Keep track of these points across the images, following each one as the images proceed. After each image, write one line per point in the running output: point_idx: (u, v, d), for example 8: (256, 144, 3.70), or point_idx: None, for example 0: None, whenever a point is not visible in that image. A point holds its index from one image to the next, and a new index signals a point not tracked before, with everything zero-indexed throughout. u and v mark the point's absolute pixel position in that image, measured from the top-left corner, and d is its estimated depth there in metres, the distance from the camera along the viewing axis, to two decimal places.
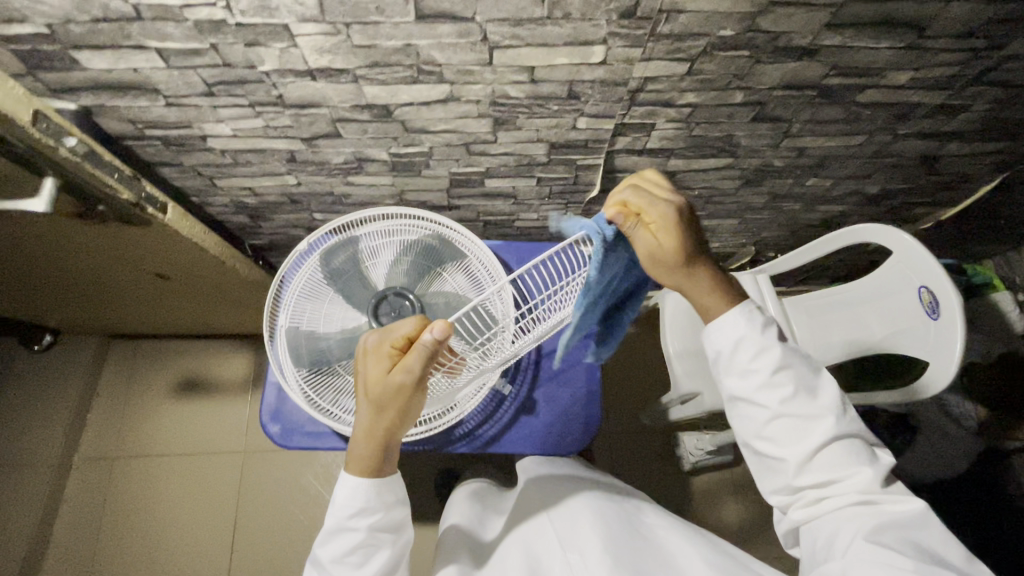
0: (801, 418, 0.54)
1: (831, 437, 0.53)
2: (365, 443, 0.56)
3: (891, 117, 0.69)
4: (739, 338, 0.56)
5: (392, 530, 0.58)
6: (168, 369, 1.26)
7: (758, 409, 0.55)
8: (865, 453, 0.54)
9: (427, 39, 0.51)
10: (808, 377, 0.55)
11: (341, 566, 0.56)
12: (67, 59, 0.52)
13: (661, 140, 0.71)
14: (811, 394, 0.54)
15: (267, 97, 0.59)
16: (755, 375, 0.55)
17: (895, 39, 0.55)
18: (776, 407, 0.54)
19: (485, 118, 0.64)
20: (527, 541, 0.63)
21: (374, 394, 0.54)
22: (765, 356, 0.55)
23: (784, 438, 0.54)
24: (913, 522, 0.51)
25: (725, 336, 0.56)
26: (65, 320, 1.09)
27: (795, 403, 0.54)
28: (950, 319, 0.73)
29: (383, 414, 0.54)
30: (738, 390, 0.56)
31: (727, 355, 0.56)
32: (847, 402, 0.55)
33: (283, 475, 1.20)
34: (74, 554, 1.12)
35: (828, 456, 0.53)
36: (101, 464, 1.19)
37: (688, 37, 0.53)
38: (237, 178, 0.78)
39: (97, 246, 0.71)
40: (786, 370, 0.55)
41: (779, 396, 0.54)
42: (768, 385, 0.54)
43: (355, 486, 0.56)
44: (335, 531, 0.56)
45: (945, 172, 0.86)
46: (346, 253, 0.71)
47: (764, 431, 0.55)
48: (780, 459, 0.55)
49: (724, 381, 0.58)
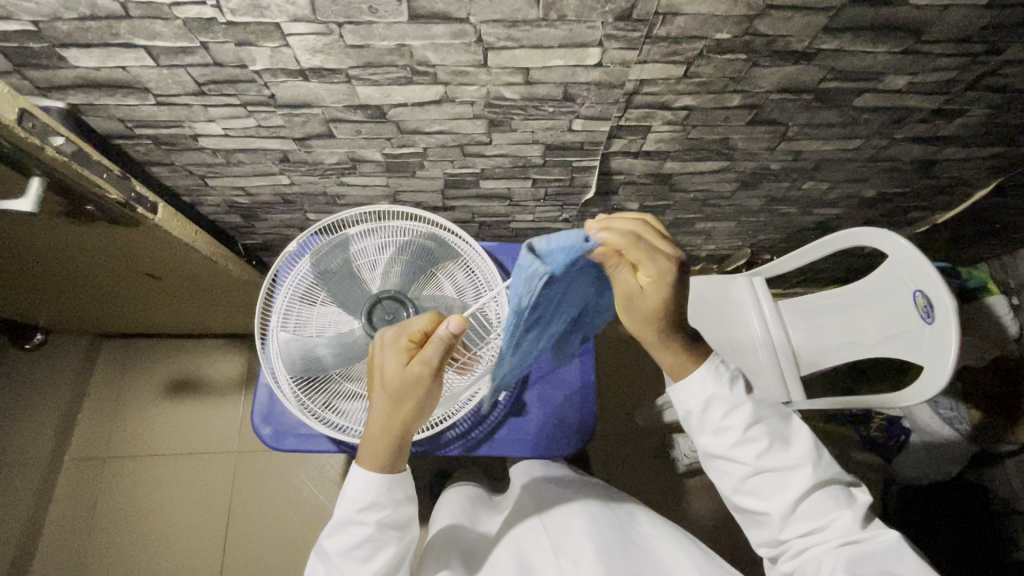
0: (779, 469, 0.55)
1: (811, 484, 0.54)
2: (381, 437, 0.54)
3: (887, 121, 0.69)
4: (709, 396, 0.57)
5: (399, 526, 0.57)
6: (160, 369, 1.25)
7: (735, 466, 0.56)
8: (841, 495, 0.55)
9: (420, 40, 0.51)
10: (780, 426, 0.56)
11: (348, 559, 0.55)
12: (54, 57, 0.52)
13: (657, 143, 0.71)
14: (784, 444, 0.56)
15: (258, 97, 0.58)
16: (729, 432, 0.56)
17: (892, 43, 0.54)
18: (754, 461, 0.55)
19: (480, 119, 0.64)
20: (520, 546, 0.63)
21: (391, 387, 0.53)
22: (737, 412, 0.56)
23: (765, 493, 0.55)
24: (890, 551, 0.50)
25: (695, 393, 0.57)
26: (56, 320, 1.08)
27: (771, 455, 0.55)
28: (945, 326, 0.73)
29: (399, 409, 0.53)
30: (714, 447, 0.57)
31: (700, 414, 0.57)
32: (819, 445, 0.56)
33: (276, 475, 1.19)
34: (63, 556, 1.11)
35: (809, 505, 0.54)
36: (92, 464, 1.18)
37: (685, 39, 0.52)
38: (230, 178, 0.77)
39: (87, 246, 0.70)
40: (758, 424, 0.56)
41: (755, 450, 0.55)
42: (744, 440, 0.55)
43: (368, 479, 0.55)
44: (342, 524, 0.56)
45: (941, 176, 0.86)
46: (340, 255, 0.70)
47: (744, 486, 0.56)
48: (766, 514, 0.55)
49: (700, 440, 0.58)
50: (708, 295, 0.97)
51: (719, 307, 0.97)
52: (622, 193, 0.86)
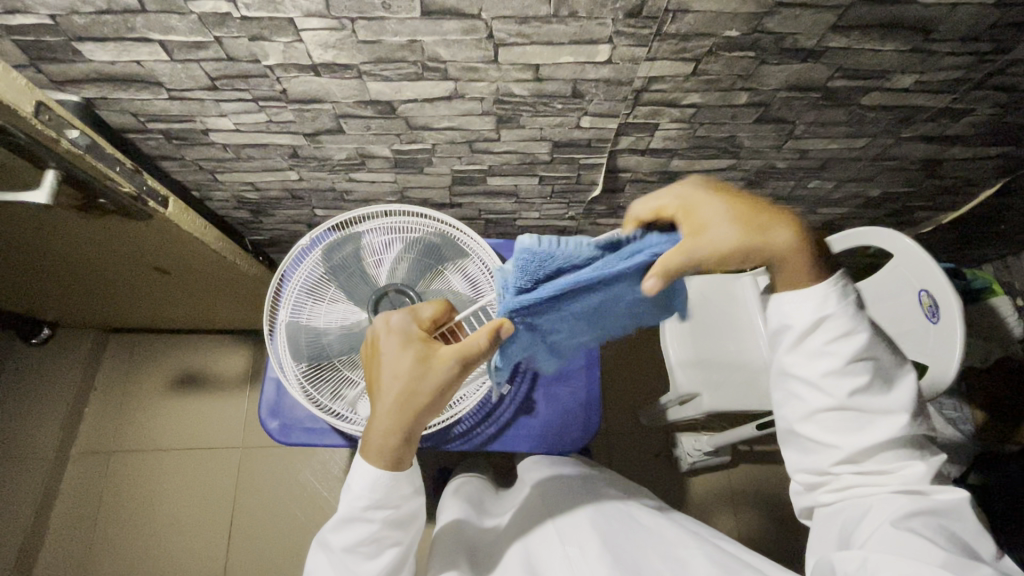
0: (867, 409, 0.54)
1: (895, 432, 0.53)
2: (392, 432, 0.54)
3: (894, 120, 0.69)
4: (822, 318, 0.54)
5: (404, 524, 0.58)
6: (167, 364, 1.26)
7: (820, 393, 0.55)
8: (917, 450, 0.54)
9: (432, 35, 0.51)
10: (887, 369, 0.54)
11: (353, 554, 0.56)
12: (70, 51, 0.52)
13: (664, 141, 0.71)
14: (884, 388, 0.54)
15: (270, 91, 0.59)
16: (828, 358, 0.54)
17: (899, 42, 0.55)
18: (844, 394, 0.54)
19: (489, 116, 0.64)
20: (528, 546, 0.62)
21: (406, 383, 0.53)
22: (845, 342, 0.54)
23: (840, 425, 0.55)
24: (951, 515, 0.50)
25: (806, 310, 0.55)
26: (64, 313, 1.09)
27: (865, 394, 0.53)
28: (949, 324, 0.74)
29: (411, 405, 0.53)
30: (803, 370, 0.56)
31: (804, 333, 0.55)
32: (920, 404, 0.54)
33: (281, 470, 1.20)
34: (69, 548, 1.12)
35: (882, 450, 0.54)
36: (99, 458, 1.18)
37: (694, 37, 0.53)
38: (240, 173, 0.78)
39: (98, 239, 0.71)
40: (866, 360, 0.54)
41: (851, 384, 0.53)
42: (841, 370, 0.54)
43: (378, 475, 0.55)
44: (348, 520, 0.56)
45: (947, 176, 0.87)
46: (348, 248, 0.71)
47: (820, 413, 0.55)
48: (832, 445, 0.55)
49: (788, 357, 0.57)
50: (713, 294, 0.98)
51: (723, 305, 0.98)
52: (629, 191, 0.86)
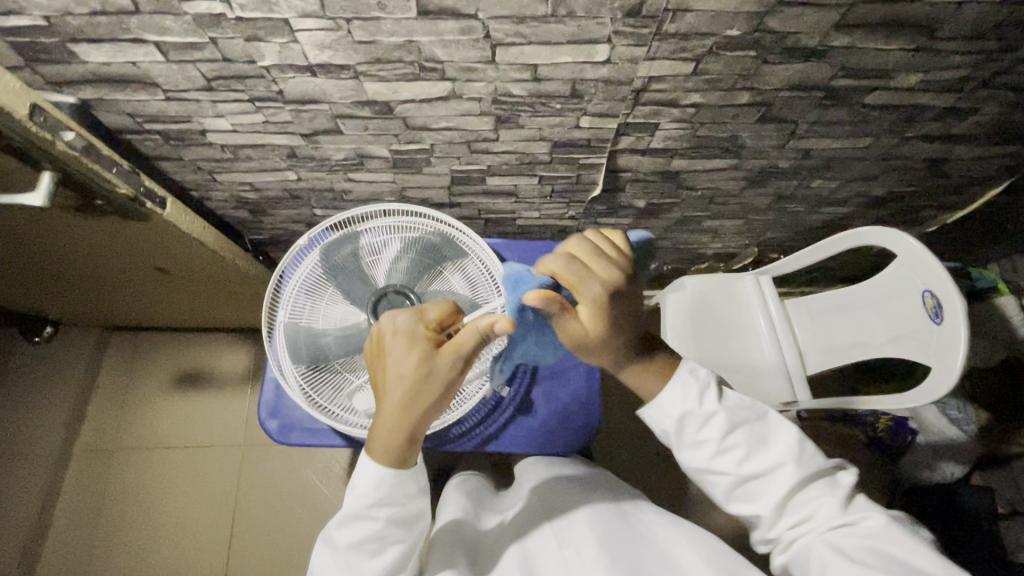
0: (761, 473, 0.56)
1: (793, 481, 0.55)
2: (399, 432, 0.54)
3: (899, 119, 0.68)
4: (684, 412, 0.58)
5: (410, 523, 0.57)
6: (169, 362, 1.26)
7: (720, 476, 0.58)
8: (825, 482, 0.56)
9: (428, 36, 0.50)
10: (758, 427, 0.57)
11: (358, 552, 0.55)
12: (65, 52, 0.52)
13: (665, 140, 0.71)
14: (764, 445, 0.57)
15: (266, 92, 0.59)
16: (707, 445, 0.57)
17: (905, 41, 0.54)
18: (735, 469, 0.57)
19: (487, 116, 0.64)
20: (527, 549, 0.62)
21: (415, 382, 0.53)
22: (710, 424, 0.57)
23: (753, 493, 0.57)
24: (879, 534, 0.51)
25: (669, 410, 0.59)
26: (66, 312, 1.09)
27: (752, 461, 0.56)
28: (953, 325, 0.73)
29: (419, 404, 0.53)
30: (697, 461, 0.59)
31: (677, 431, 0.59)
32: (801, 437, 0.57)
33: (281, 469, 1.20)
34: (72, 546, 1.13)
35: (792, 500, 0.55)
36: (101, 456, 1.19)
37: (695, 36, 0.52)
38: (238, 173, 0.77)
39: (96, 239, 0.71)
40: (735, 431, 0.57)
41: (735, 458, 0.57)
42: (721, 450, 0.57)
43: (381, 475, 0.55)
44: (354, 517, 0.55)
45: (952, 175, 0.86)
46: (347, 249, 0.71)
47: (732, 491, 0.58)
48: (753, 515, 0.57)
49: (682, 454, 0.60)
50: (714, 293, 0.98)
51: (726, 304, 0.98)
52: (629, 191, 0.85)
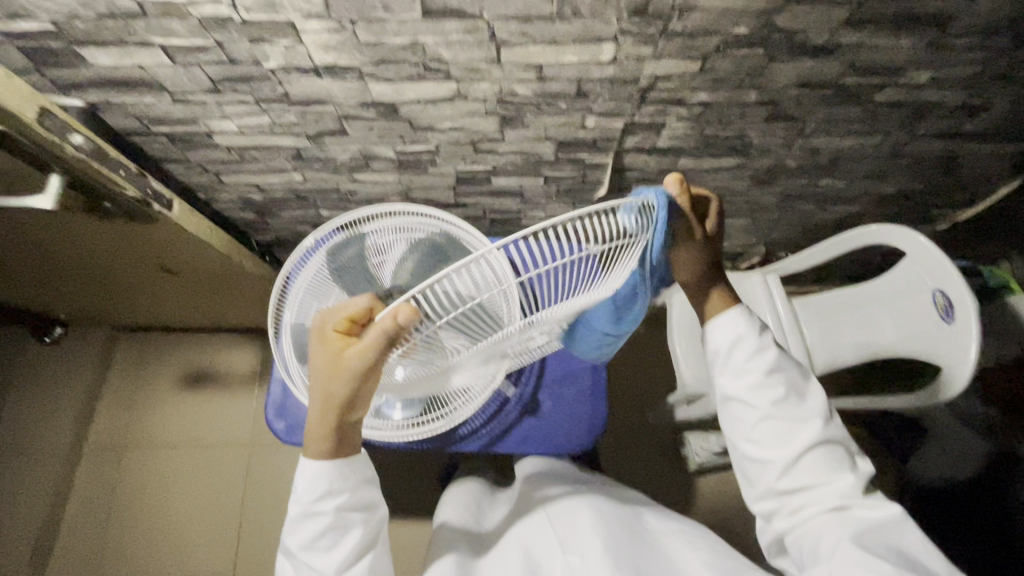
0: (790, 421, 0.55)
1: (817, 440, 0.53)
2: (321, 428, 0.54)
3: (909, 117, 0.68)
4: (738, 336, 0.57)
5: (362, 507, 0.58)
6: (177, 362, 1.27)
7: (748, 410, 0.56)
8: (845, 460, 0.54)
9: (433, 36, 0.50)
10: (798, 381, 0.57)
11: (313, 550, 0.56)
12: (72, 55, 0.52)
13: (671, 139, 0.70)
14: (801, 398, 0.56)
15: (272, 94, 0.59)
16: (750, 373, 0.56)
17: (915, 37, 0.53)
18: (767, 407, 0.55)
19: (493, 116, 0.63)
20: (529, 552, 0.61)
21: (325, 381, 0.51)
22: (760, 357, 0.56)
23: (773, 440, 0.55)
24: (887, 523, 0.51)
25: (726, 332, 0.58)
26: (76, 312, 1.10)
27: (785, 405, 0.55)
28: (965, 324, 0.72)
29: (331, 402, 0.51)
30: (732, 388, 0.57)
31: (726, 353, 0.57)
32: (832, 408, 0.56)
33: (288, 468, 1.21)
34: (82, 544, 1.14)
35: (809, 461, 0.53)
36: (110, 454, 1.20)
37: (701, 34, 0.51)
38: (244, 175, 0.78)
39: (104, 241, 0.71)
40: (779, 373, 0.56)
41: (771, 396, 0.55)
42: (761, 383, 0.55)
43: (317, 471, 0.55)
44: (302, 519, 0.56)
45: (963, 173, 0.84)
46: (353, 250, 0.71)
47: (752, 433, 0.56)
48: (764, 461, 0.55)
49: (719, 382, 0.58)
50: None
51: None
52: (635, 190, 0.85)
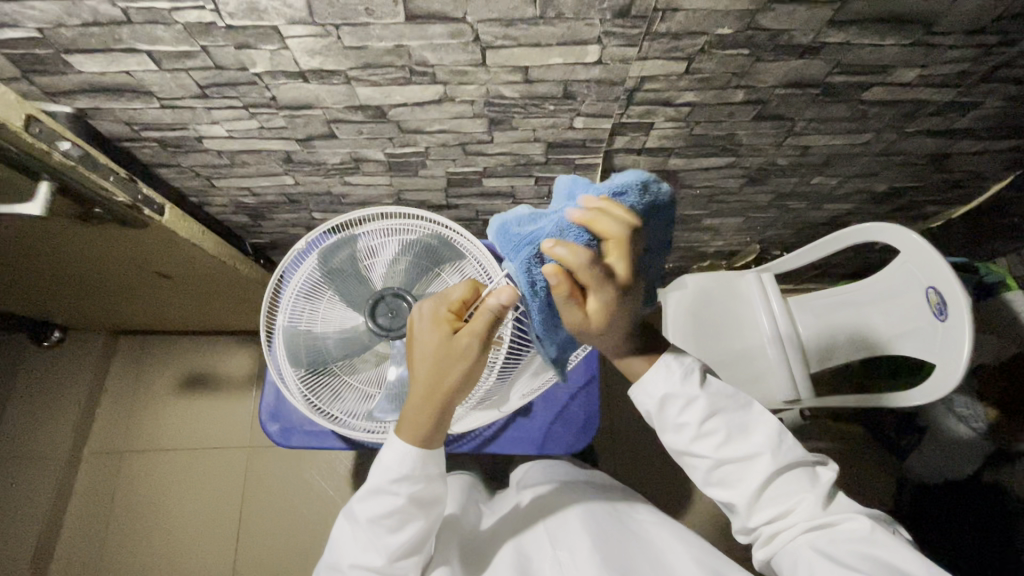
0: (741, 459, 0.55)
1: (769, 473, 0.54)
2: (424, 412, 0.54)
3: (898, 115, 0.67)
4: (665, 395, 0.56)
5: (430, 504, 0.57)
6: (175, 365, 1.28)
7: (699, 460, 0.56)
8: (804, 478, 0.54)
9: (418, 40, 0.50)
10: (738, 416, 0.56)
11: (376, 527, 0.55)
12: (60, 63, 0.52)
13: (661, 139, 0.70)
14: (744, 433, 0.55)
15: (260, 99, 0.59)
16: (687, 428, 0.55)
17: (900, 36, 0.53)
18: (714, 455, 0.55)
19: (481, 118, 0.64)
20: (523, 549, 0.61)
21: (437, 359, 0.52)
22: (692, 408, 0.55)
23: (731, 481, 0.56)
24: (861, 538, 0.50)
25: (651, 393, 0.56)
26: (73, 317, 1.10)
27: (729, 447, 0.55)
28: (958, 322, 0.71)
29: (443, 380, 0.52)
30: (678, 443, 0.57)
31: (659, 412, 0.57)
32: (780, 428, 0.56)
33: (286, 468, 1.21)
34: (83, 548, 1.14)
35: (770, 492, 0.54)
36: (112, 457, 1.21)
37: (686, 35, 0.51)
38: (236, 178, 0.78)
39: (96, 246, 0.72)
40: (715, 417, 0.55)
41: (714, 443, 0.55)
42: (700, 435, 0.55)
43: (404, 452, 0.55)
44: (375, 491, 0.55)
45: (955, 170, 0.84)
46: (345, 253, 0.70)
47: (711, 477, 0.57)
48: (731, 502, 0.56)
49: (664, 438, 0.58)
50: (715, 291, 0.97)
51: (727, 302, 0.97)
52: None
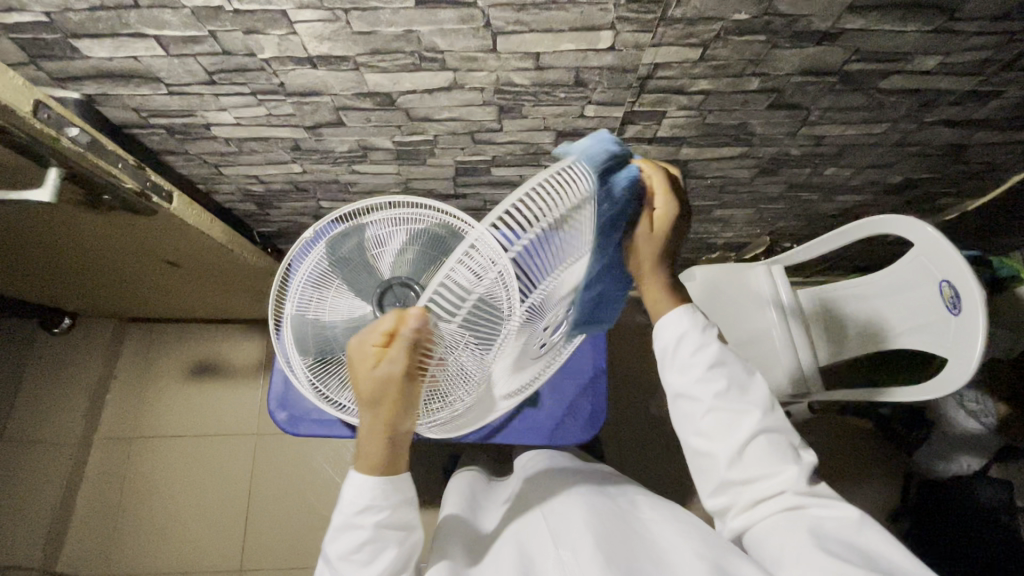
0: (734, 413, 0.54)
1: (759, 432, 0.53)
2: (370, 438, 0.53)
3: (916, 104, 0.66)
4: (682, 332, 0.56)
5: (402, 526, 0.57)
6: (183, 353, 1.28)
7: (693, 404, 0.55)
8: (793, 454, 0.54)
9: (428, 25, 0.50)
10: (742, 374, 0.55)
11: (349, 563, 0.55)
12: (67, 48, 0.52)
13: (672, 129, 0.69)
14: (743, 392, 0.55)
15: (268, 85, 0.58)
16: (694, 367, 0.55)
17: (922, 22, 0.52)
18: (711, 400, 0.54)
19: (490, 106, 0.63)
20: (527, 552, 0.59)
21: (366, 391, 0.50)
22: (704, 351, 0.55)
23: (719, 435, 0.54)
24: (846, 527, 0.50)
25: (672, 328, 0.56)
26: (82, 304, 1.11)
27: (727, 398, 0.54)
28: (970, 313, 0.71)
29: (379, 411, 0.51)
30: (678, 383, 0.55)
31: (670, 348, 0.56)
32: (773, 399, 0.55)
33: (293, 456, 1.22)
34: (93, 532, 1.16)
35: (757, 453, 0.53)
36: (121, 443, 1.22)
37: (701, 21, 0.50)
38: (243, 166, 0.77)
39: (105, 234, 0.72)
40: (723, 366, 0.55)
41: (714, 389, 0.54)
42: (704, 377, 0.54)
43: (362, 481, 0.55)
44: (343, 528, 0.56)
45: (973, 161, 0.83)
46: (353, 241, 0.69)
47: (700, 426, 0.55)
48: (714, 458, 0.54)
49: (667, 376, 0.57)
50: (724, 283, 0.97)
51: (736, 294, 0.96)
52: None
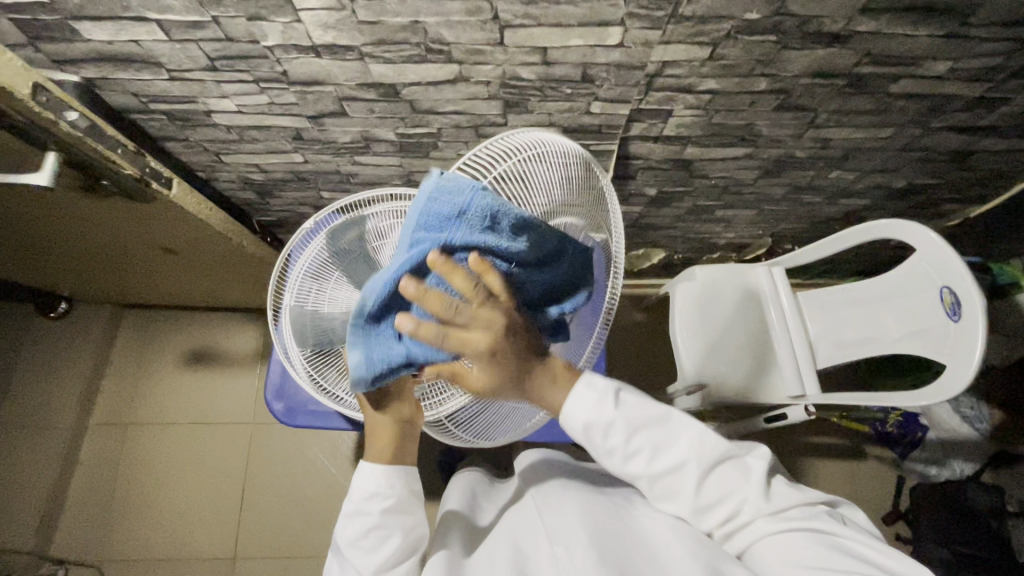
0: (670, 469, 0.55)
1: (699, 475, 0.55)
2: (377, 427, 0.57)
3: (924, 108, 0.65)
4: (592, 419, 0.54)
5: (408, 511, 0.57)
6: (179, 340, 1.28)
7: (635, 478, 0.56)
8: (742, 468, 0.56)
9: (434, 17, 0.49)
10: (661, 431, 0.55)
11: (357, 549, 0.55)
12: (67, 30, 0.51)
13: (678, 128, 0.69)
14: (668, 446, 0.55)
15: (270, 73, 0.57)
16: (617, 451, 0.55)
17: (934, 27, 0.51)
18: (646, 470, 0.55)
19: (495, 100, 0.62)
20: (521, 550, 0.58)
21: (367, 379, 0.56)
22: (617, 431, 0.54)
23: (670, 489, 0.56)
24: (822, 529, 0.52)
25: (582, 411, 0.54)
26: (78, 289, 1.10)
27: (657, 460, 0.55)
28: (970, 320, 0.71)
29: (380, 395, 0.56)
30: (613, 466, 0.56)
31: (589, 439, 0.55)
32: (700, 427, 0.56)
33: (288, 445, 1.22)
34: (86, 517, 1.16)
35: (710, 485, 0.55)
36: (115, 430, 1.22)
37: (711, 19, 0.50)
38: (243, 154, 0.77)
39: (102, 219, 0.71)
40: (640, 434, 0.55)
41: (643, 460, 0.55)
42: (629, 455, 0.55)
43: (369, 472, 0.56)
44: (351, 515, 0.56)
45: (978, 168, 0.82)
46: (352, 233, 0.67)
47: (651, 490, 0.57)
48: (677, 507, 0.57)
49: (602, 462, 0.57)
50: (723, 282, 0.96)
51: (735, 295, 0.96)
52: (640, 177, 0.83)
